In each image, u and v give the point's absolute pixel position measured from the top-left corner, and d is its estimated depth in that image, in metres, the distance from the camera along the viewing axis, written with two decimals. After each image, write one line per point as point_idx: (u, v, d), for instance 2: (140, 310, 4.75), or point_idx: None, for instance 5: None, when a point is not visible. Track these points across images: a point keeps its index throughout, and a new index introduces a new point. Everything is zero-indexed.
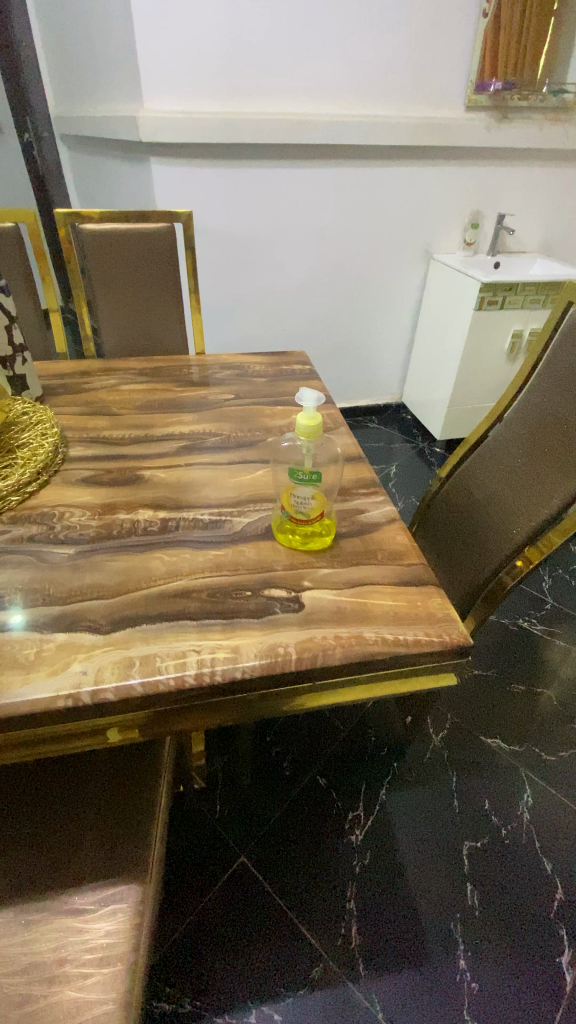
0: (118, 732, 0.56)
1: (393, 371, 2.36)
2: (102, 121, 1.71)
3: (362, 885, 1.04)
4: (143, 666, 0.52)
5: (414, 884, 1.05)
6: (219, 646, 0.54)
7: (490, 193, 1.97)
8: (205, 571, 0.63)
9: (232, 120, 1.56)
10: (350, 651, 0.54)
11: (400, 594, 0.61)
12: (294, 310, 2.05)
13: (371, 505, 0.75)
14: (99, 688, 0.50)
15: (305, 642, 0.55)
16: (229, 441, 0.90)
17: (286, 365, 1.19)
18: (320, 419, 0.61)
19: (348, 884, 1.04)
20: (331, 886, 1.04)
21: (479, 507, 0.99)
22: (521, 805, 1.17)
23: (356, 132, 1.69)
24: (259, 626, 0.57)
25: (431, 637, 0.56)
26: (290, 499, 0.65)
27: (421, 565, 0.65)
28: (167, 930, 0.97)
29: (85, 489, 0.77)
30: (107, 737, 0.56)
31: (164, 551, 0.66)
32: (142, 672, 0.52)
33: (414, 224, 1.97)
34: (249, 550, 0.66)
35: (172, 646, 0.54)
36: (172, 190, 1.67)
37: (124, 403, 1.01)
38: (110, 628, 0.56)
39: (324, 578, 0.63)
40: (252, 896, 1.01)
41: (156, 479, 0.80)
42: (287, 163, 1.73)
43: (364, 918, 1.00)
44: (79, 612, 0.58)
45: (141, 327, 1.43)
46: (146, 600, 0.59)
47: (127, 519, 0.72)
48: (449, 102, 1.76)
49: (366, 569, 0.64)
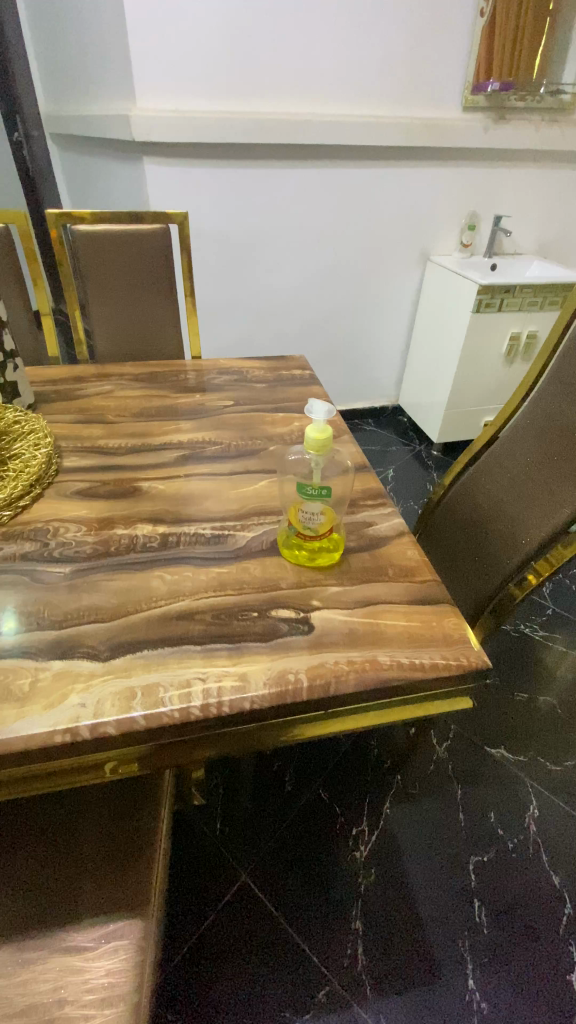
0: (118, 765, 0.53)
1: (388, 374, 2.34)
2: (94, 119, 1.68)
3: (368, 903, 1.01)
4: (146, 698, 0.49)
5: (421, 902, 1.02)
6: (226, 674, 0.51)
7: (487, 194, 1.95)
8: (208, 590, 0.60)
9: (228, 119, 1.53)
10: (364, 678, 0.51)
11: (413, 614, 0.58)
12: (290, 312, 2.02)
13: (380, 518, 0.72)
14: (99, 722, 0.47)
15: (316, 668, 0.52)
16: (230, 450, 0.87)
17: (286, 370, 1.16)
18: (329, 431, 0.58)
19: (353, 903, 1.01)
20: (336, 906, 1.01)
21: (485, 515, 0.97)
22: (527, 817, 1.15)
23: (354, 132, 1.66)
24: (267, 651, 0.54)
25: (448, 661, 0.53)
26: (297, 514, 0.62)
27: (435, 582, 0.63)
28: (170, 954, 0.94)
29: (81, 502, 0.74)
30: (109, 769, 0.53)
31: (165, 570, 0.63)
32: (145, 705, 0.48)
33: (412, 225, 1.95)
34: (254, 567, 0.63)
35: (176, 676, 0.51)
36: (166, 190, 1.63)
37: (119, 411, 0.98)
38: (109, 655, 0.53)
39: (333, 597, 0.60)
40: (255, 917, 0.98)
41: (155, 490, 0.77)
42: (284, 163, 1.70)
43: (371, 937, 0.97)
44: (76, 637, 0.55)
45: (135, 329, 1.39)
46: (147, 623, 0.56)
47: (125, 534, 0.69)
48: (447, 102, 1.74)
49: (377, 587, 0.61)
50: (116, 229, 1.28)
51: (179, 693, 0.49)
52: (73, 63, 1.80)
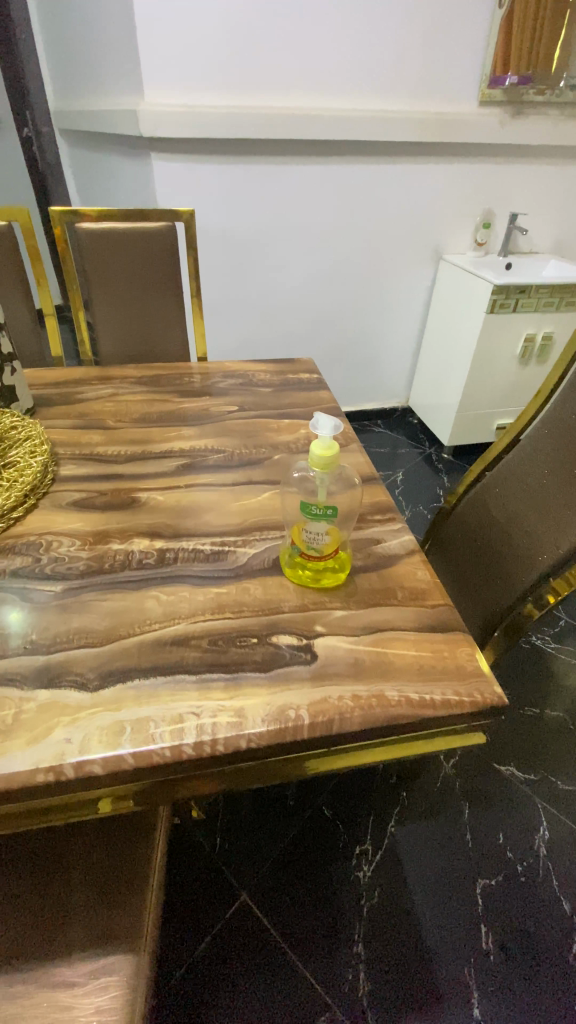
0: (109, 801, 0.50)
1: (397, 375, 2.30)
2: (102, 114, 1.65)
3: (370, 926, 0.98)
4: (137, 734, 0.46)
5: (426, 926, 0.99)
6: (222, 708, 0.48)
7: (503, 191, 1.90)
8: (205, 614, 0.57)
9: (237, 114, 1.49)
10: (370, 715, 0.48)
11: (424, 644, 0.54)
12: (298, 312, 1.98)
13: (389, 535, 0.68)
14: (85, 761, 0.44)
15: (319, 704, 0.48)
16: (233, 459, 0.84)
17: (293, 373, 1.12)
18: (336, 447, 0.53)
19: (356, 926, 0.98)
20: (338, 928, 0.97)
21: (499, 528, 0.93)
22: (536, 839, 1.10)
23: (367, 128, 1.62)
24: (266, 683, 0.50)
25: (461, 697, 0.50)
26: (300, 534, 0.57)
27: (447, 607, 0.59)
28: (165, 975, 0.91)
29: (76, 514, 0.71)
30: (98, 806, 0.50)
31: (160, 589, 0.60)
32: (135, 742, 0.45)
33: (424, 224, 1.90)
34: (255, 588, 0.60)
35: (168, 711, 0.48)
36: (171, 188, 1.60)
37: (120, 415, 0.95)
38: (98, 685, 0.50)
39: (338, 622, 0.56)
40: (254, 937, 0.95)
41: (153, 502, 0.74)
42: (293, 161, 1.66)
43: (372, 963, 0.94)
44: (65, 663, 0.52)
45: (140, 329, 1.36)
46: (139, 649, 0.53)
47: (121, 549, 0.65)
48: (462, 97, 1.69)
49: (386, 611, 0.58)
50: (121, 227, 1.24)
51: (171, 729, 0.46)
52: (81, 58, 1.77)
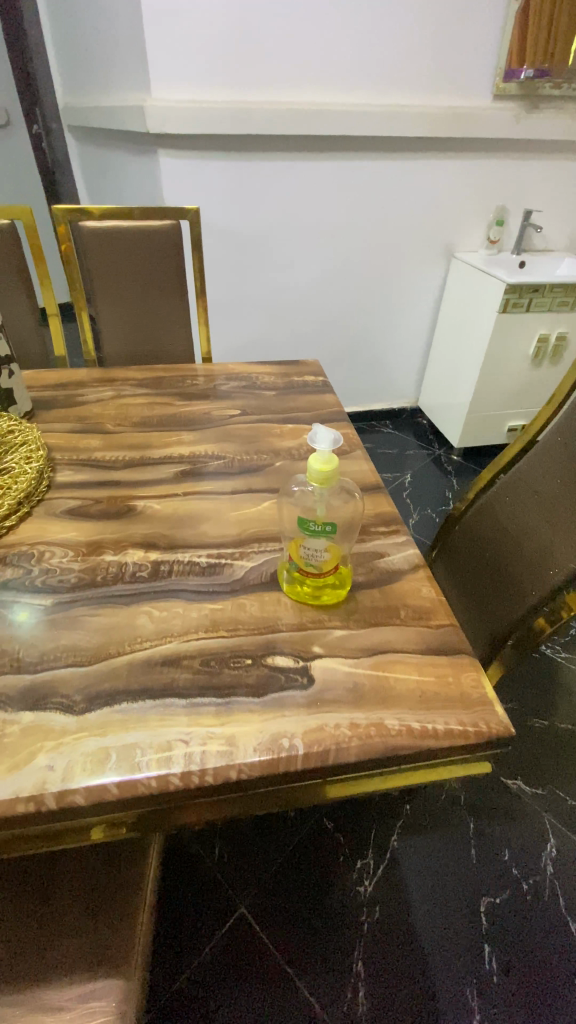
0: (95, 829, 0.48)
1: (406, 375, 2.26)
2: (109, 111, 1.63)
3: (371, 943, 0.95)
4: (123, 762, 0.44)
5: (428, 945, 0.96)
6: (212, 736, 0.46)
7: (516, 187, 1.85)
8: (198, 632, 0.54)
9: (243, 110, 1.46)
10: (368, 746, 0.45)
11: (427, 668, 0.52)
12: (305, 310, 1.95)
13: (392, 548, 0.65)
14: (67, 791, 0.42)
15: (314, 733, 0.46)
16: (233, 465, 0.81)
17: (298, 376, 1.10)
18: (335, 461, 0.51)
19: (356, 942, 0.95)
20: (337, 944, 0.95)
21: (509, 539, 0.89)
22: (544, 856, 1.07)
23: (377, 122, 1.58)
24: (260, 709, 0.48)
25: (465, 728, 0.47)
26: (298, 550, 0.55)
27: (452, 628, 0.56)
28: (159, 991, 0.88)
29: (70, 523, 0.69)
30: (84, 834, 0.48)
31: (153, 605, 0.57)
32: (120, 771, 0.43)
33: (436, 221, 1.86)
34: (251, 604, 0.57)
35: (156, 737, 0.46)
36: (178, 185, 1.57)
37: (120, 419, 0.93)
38: (85, 708, 0.48)
39: (337, 643, 0.54)
40: (251, 950, 0.93)
41: (150, 511, 0.71)
42: (302, 158, 1.63)
43: (372, 981, 0.91)
44: (51, 682, 0.50)
45: (143, 328, 1.34)
46: (129, 669, 0.51)
47: (114, 560, 0.63)
48: (476, 91, 1.65)
49: (387, 632, 0.55)
50: (124, 225, 1.22)
51: (159, 758, 0.44)
52: (89, 54, 1.75)
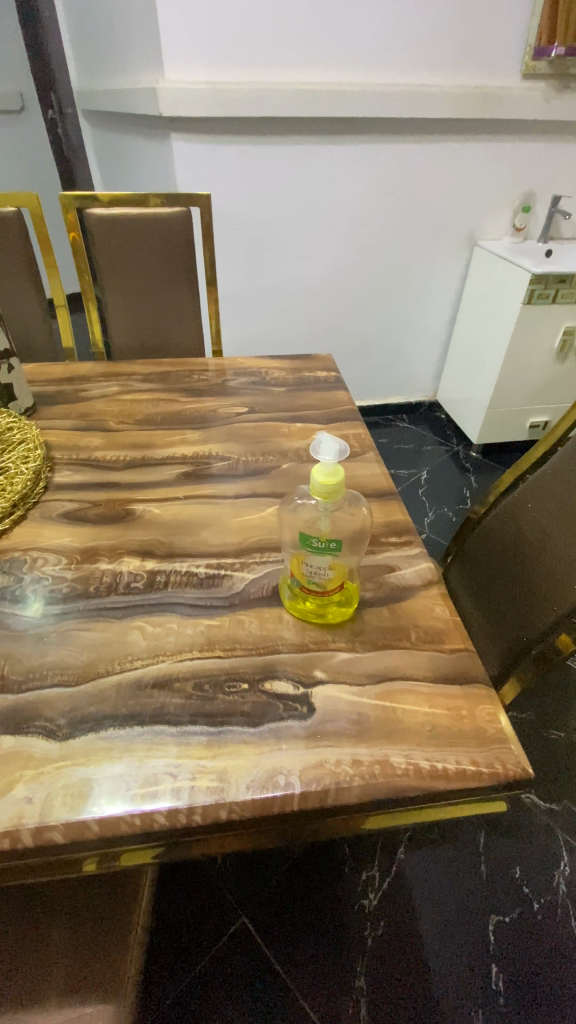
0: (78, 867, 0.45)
1: (424, 368, 2.18)
2: (122, 95, 1.58)
3: (374, 958, 0.92)
4: (105, 796, 0.41)
5: (433, 962, 0.92)
6: (202, 769, 0.42)
7: (545, 171, 1.76)
8: (192, 652, 0.51)
9: (259, 92, 1.40)
10: (372, 787, 0.41)
11: (438, 699, 0.47)
12: (321, 301, 1.89)
13: (404, 563, 0.61)
14: (45, 827, 0.39)
15: (313, 770, 0.42)
16: (238, 468, 0.77)
17: (309, 371, 1.05)
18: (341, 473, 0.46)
19: (359, 956, 0.92)
20: (340, 958, 0.92)
21: (530, 548, 0.84)
22: (556, 875, 1.02)
23: (398, 103, 1.50)
24: (255, 742, 0.44)
25: (479, 769, 0.43)
26: (300, 567, 0.51)
27: (467, 654, 0.51)
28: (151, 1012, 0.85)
29: (66, 528, 0.66)
30: (66, 872, 0.45)
31: (146, 620, 0.54)
32: (102, 807, 0.40)
33: (459, 207, 1.78)
34: (251, 622, 0.54)
35: (141, 770, 0.42)
36: (192, 171, 1.52)
37: (123, 417, 0.89)
38: (68, 735, 0.44)
39: (341, 668, 0.50)
40: (252, 959, 0.90)
41: (149, 516, 0.68)
42: (321, 142, 1.56)
43: (377, 1003, 0.88)
44: (36, 704, 0.47)
45: (152, 319, 1.30)
46: (117, 691, 0.48)
47: (109, 569, 0.60)
48: (504, 71, 1.56)
49: (396, 656, 0.51)
50: (132, 211, 1.18)
51: (145, 792, 0.41)
52: (101, 35, 1.69)
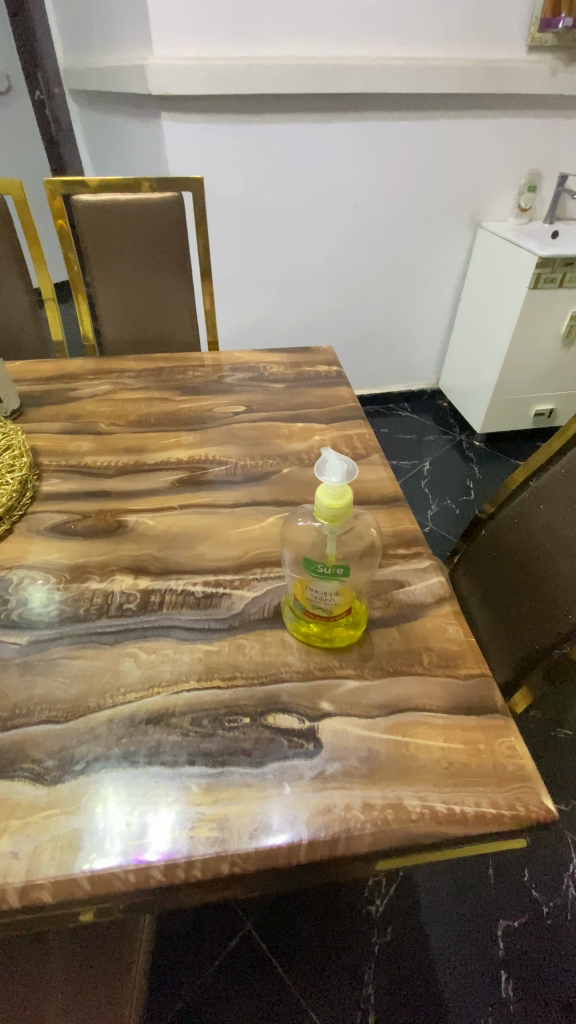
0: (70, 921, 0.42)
1: (426, 356, 2.13)
2: (109, 72, 1.50)
3: (382, 965, 0.90)
4: (99, 848, 0.38)
5: (441, 968, 0.90)
6: (201, 818, 0.39)
7: (551, 148, 1.68)
8: (189, 682, 0.47)
9: (252, 67, 1.33)
10: (384, 834, 0.38)
11: (454, 732, 0.44)
12: (322, 287, 1.83)
13: (413, 577, 0.57)
14: (33, 885, 0.36)
15: (321, 816, 0.39)
16: (236, 473, 0.73)
17: (309, 366, 1.00)
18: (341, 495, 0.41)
19: (366, 964, 0.90)
20: (348, 966, 0.90)
21: (542, 553, 0.81)
22: (565, 878, 1.00)
23: (400, 78, 1.43)
24: (258, 785, 0.41)
25: (499, 811, 0.40)
26: (304, 591, 0.47)
27: (484, 680, 0.48)
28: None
29: (54, 543, 0.62)
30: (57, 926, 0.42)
31: (140, 646, 0.50)
32: (96, 861, 0.37)
33: (463, 187, 1.71)
34: (252, 647, 0.50)
35: (136, 818, 0.39)
36: (185, 152, 1.45)
37: (115, 419, 0.85)
38: (57, 779, 0.41)
39: (349, 698, 0.46)
40: (259, 967, 0.89)
41: (142, 527, 0.64)
42: (320, 119, 1.49)
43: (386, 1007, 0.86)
44: (22, 744, 0.43)
45: (144, 311, 1.24)
46: (110, 728, 0.44)
47: (101, 588, 0.56)
48: (508, 42, 1.49)
49: (407, 684, 0.47)
50: (122, 198, 1.12)
51: (141, 844, 0.38)
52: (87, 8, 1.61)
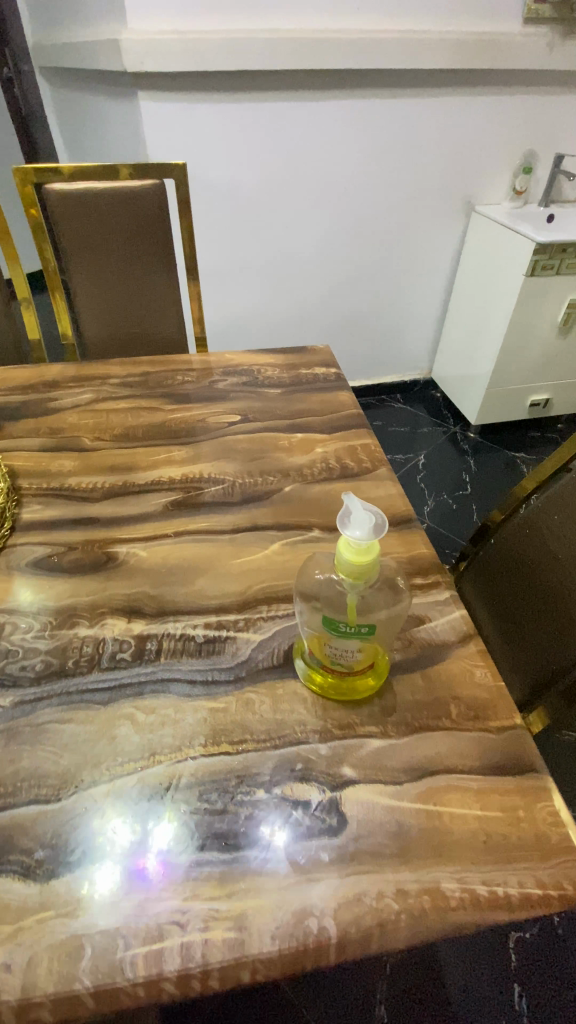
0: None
1: (419, 346, 2.07)
2: (81, 48, 1.40)
3: (392, 982, 0.84)
4: (102, 953, 0.34)
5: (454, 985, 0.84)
6: (217, 917, 0.35)
7: (548, 126, 1.62)
8: (195, 749, 0.42)
9: (235, 42, 1.24)
10: (422, 927, 0.35)
11: (490, 799, 0.40)
12: (311, 276, 1.76)
13: (434, 612, 0.53)
14: (29, 1005, 0.32)
15: (350, 908, 0.35)
16: (233, 492, 0.68)
17: (306, 368, 0.94)
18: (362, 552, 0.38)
19: (377, 982, 0.84)
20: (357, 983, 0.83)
21: (556, 567, 0.76)
22: None
23: (390, 53, 1.35)
24: (277, 874, 0.37)
25: (546, 892, 0.36)
26: (322, 647, 0.43)
27: (518, 733, 0.44)
28: None
29: (38, 581, 0.56)
30: None
31: (138, 705, 0.45)
32: (95, 916, 0.35)
33: (456, 169, 1.64)
34: (262, 702, 0.45)
35: (142, 916, 0.35)
36: (165, 134, 1.36)
37: (99, 433, 0.78)
38: (50, 871, 0.37)
39: (373, 762, 0.42)
40: None
41: (134, 560, 0.58)
42: (309, 98, 1.40)
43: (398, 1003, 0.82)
44: (9, 831, 0.38)
45: (126, 308, 1.17)
46: (108, 808, 0.39)
47: (90, 635, 0.51)
48: (503, 15, 1.41)
49: (436, 742, 0.43)
50: (99, 186, 1.04)
51: (141, 849, 0.38)
52: None
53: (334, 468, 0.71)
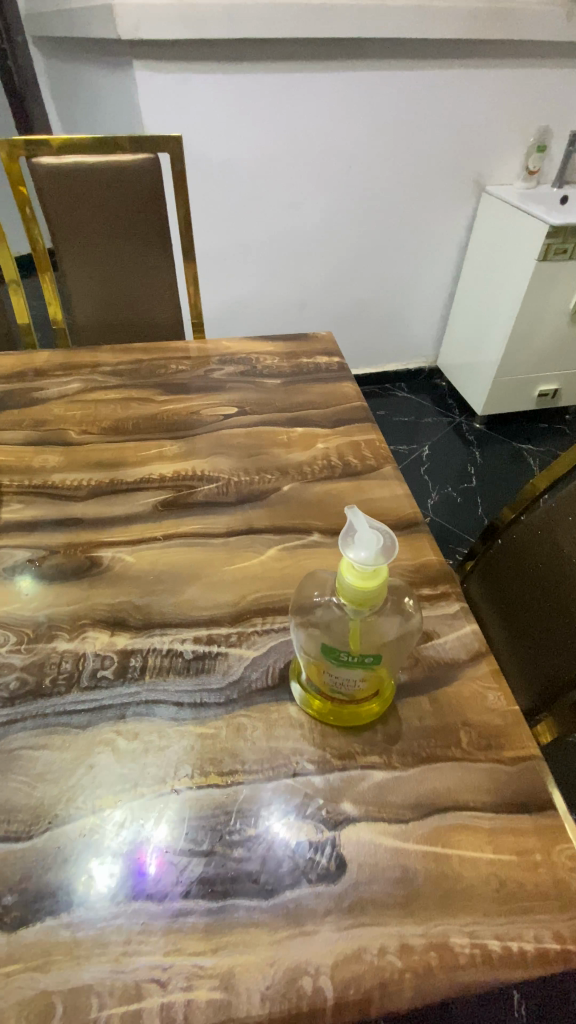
0: None
1: (424, 333, 2.01)
2: (73, 15, 1.33)
3: None
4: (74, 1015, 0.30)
5: None
6: (203, 975, 0.32)
7: (564, 101, 1.53)
8: (181, 780, 0.39)
9: (234, 8, 1.17)
10: (428, 988, 0.31)
11: (504, 840, 0.37)
12: (313, 258, 1.69)
13: (442, 627, 0.49)
14: None
15: (349, 966, 0.32)
16: (228, 492, 0.64)
17: (307, 357, 0.89)
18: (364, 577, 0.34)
19: None
20: None
21: (568, 571, 0.72)
22: None
23: (398, 22, 1.27)
24: (269, 927, 0.33)
25: (565, 949, 0.32)
26: (320, 673, 0.39)
27: (534, 765, 0.40)
28: None
29: (15, 588, 0.52)
30: None
31: (119, 730, 0.42)
32: (67, 973, 0.32)
33: (466, 147, 1.56)
34: (255, 728, 0.42)
35: (120, 973, 0.32)
36: (160, 107, 1.29)
37: (85, 426, 0.74)
38: (19, 920, 0.33)
39: (376, 798, 0.38)
40: None
41: (120, 567, 0.54)
42: (311, 69, 1.33)
43: None
44: None
45: (118, 292, 1.11)
46: (85, 847, 0.36)
47: (70, 650, 0.47)
48: None
49: (445, 775, 0.39)
50: (88, 160, 0.98)
51: (121, 894, 0.34)
52: None
53: (336, 466, 0.67)
